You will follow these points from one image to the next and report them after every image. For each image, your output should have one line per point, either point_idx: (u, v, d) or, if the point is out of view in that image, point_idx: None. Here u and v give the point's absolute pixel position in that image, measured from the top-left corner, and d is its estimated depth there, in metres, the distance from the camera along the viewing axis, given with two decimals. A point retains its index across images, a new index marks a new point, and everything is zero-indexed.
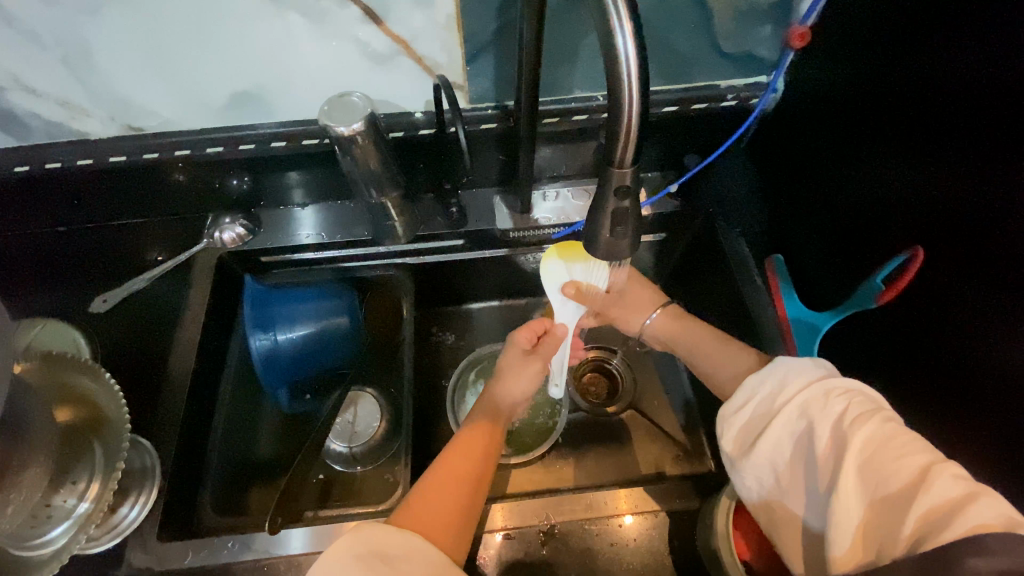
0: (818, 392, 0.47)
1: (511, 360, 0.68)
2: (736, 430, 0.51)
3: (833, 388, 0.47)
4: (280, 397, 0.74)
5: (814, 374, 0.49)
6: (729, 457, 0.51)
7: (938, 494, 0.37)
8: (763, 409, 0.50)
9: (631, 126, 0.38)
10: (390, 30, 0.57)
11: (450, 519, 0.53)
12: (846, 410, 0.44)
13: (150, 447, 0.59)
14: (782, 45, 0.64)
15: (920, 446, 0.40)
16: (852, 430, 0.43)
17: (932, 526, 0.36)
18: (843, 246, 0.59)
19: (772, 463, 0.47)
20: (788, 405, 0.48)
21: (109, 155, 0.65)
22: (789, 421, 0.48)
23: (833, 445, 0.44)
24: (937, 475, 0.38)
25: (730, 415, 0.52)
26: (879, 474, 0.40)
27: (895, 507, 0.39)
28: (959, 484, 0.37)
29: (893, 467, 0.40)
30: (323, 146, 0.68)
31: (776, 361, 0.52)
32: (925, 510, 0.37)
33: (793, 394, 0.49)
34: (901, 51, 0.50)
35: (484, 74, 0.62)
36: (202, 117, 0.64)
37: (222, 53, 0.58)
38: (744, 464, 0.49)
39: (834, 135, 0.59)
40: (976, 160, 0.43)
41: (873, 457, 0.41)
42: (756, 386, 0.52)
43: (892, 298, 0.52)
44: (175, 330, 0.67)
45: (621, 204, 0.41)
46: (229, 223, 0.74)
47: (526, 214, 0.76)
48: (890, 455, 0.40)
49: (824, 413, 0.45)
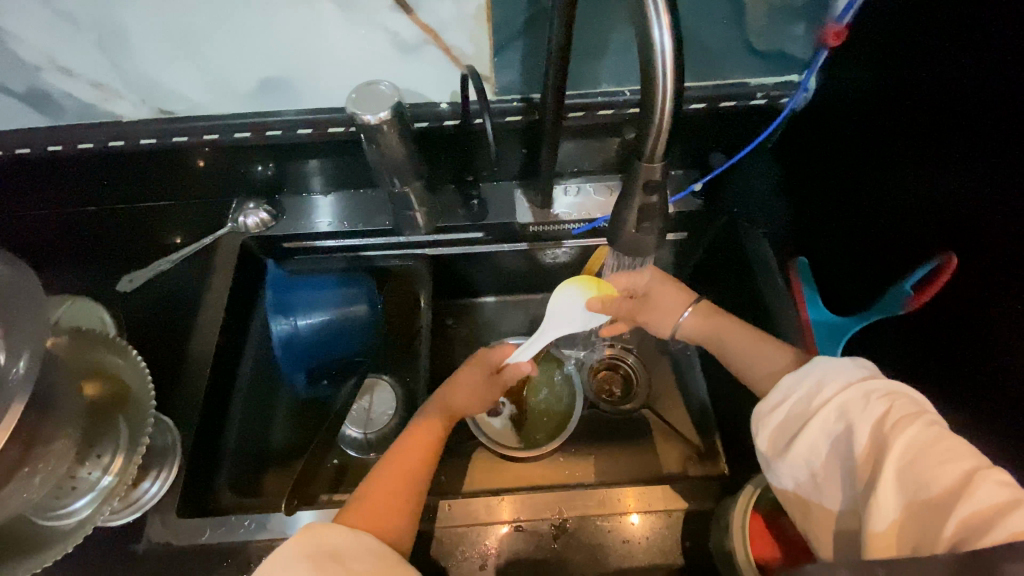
0: (858, 395, 0.47)
1: (473, 375, 0.66)
2: (772, 429, 0.51)
3: (874, 391, 0.46)
4: (298, 380, 0.76)
5: (856, 375, 0.48)
6: (764, 456, 0.51)
7: (979, 499, 0.36)
8: (800, 409, 0.50)
9: (665, 118, 0.37)
10: (419, 20, 0.57)
11: (398, 508, 0.55)
12: (888, 412, 0.44)
13: (173, 424, 0.60)
14: (816, 44, 0.62)
15: (964, 451, 0.39)
16: (893, 434, 0.42)
17: (972, 530, 0.35)
18: (873, 247, 0.58)
19: (808, 463, 0.47)
20: (827, 405, 0.48)
21: (139, 138, 0.67)
22: (826, 423, 0.47)
23: (872, 448, 0.43)
24: (980, 482, 0.37)
25: (765, 415, 0.52)
26: (919, 478, 0.39)
27: (934, 511, 0.38)
28: (1003, 491, 0.36)
29: (934, 473, 0.39)
30: (348, 135, 0.68)
31: (817, 362, 0.52)
32: (964, 515, 0.36)
33: (833, 395, 0.48)
34: (937, 53, 0.49)
35: (511, 65, 0.62)
36: (231, 102, 0.65)
37: (253, 40, 0.58)
38: (778, 462, 0.49)
39: (865, 135, 0.58)
40: (1013, 167, 0.42)
41: (914, 461, 0.40)
42: (794, 386, 0.52)
43: (921, 304, 0.51)
44: (198, 312, 0.68)
45: (649, 199, 0.41)
46: (253, 208, 0.74)
47: (546, 209, 0.76)
48: (931, 459, 0.39)
49: (865, 415, 0.45)
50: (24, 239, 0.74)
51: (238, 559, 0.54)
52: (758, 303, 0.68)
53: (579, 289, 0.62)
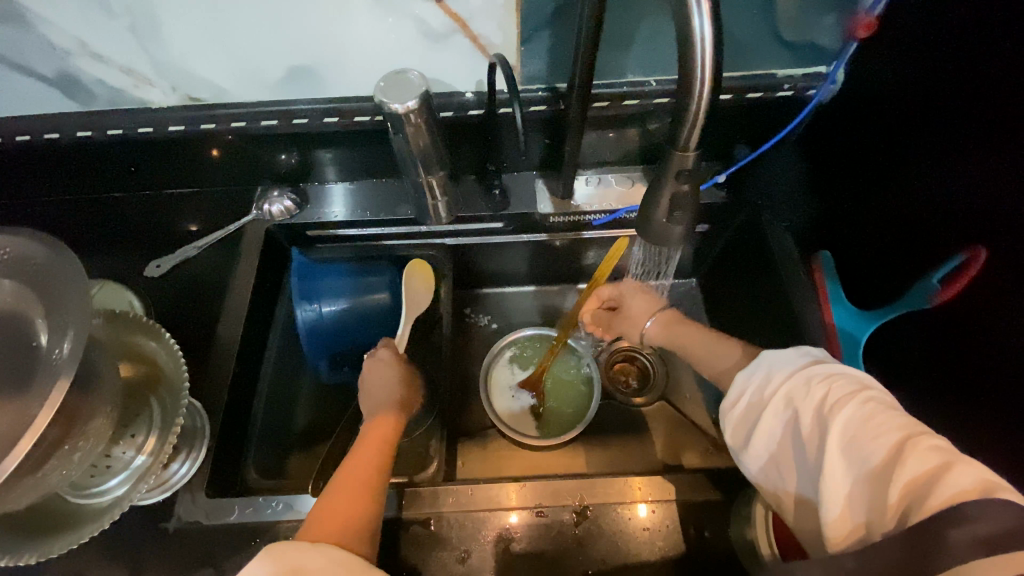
0: (801, 382, 0.52)
1: (374, 372, 0.68)
2: (735, 423, 0.56)
3: (814, 377, 0.52)
4: (321, 366, 0.76)
5: (798, 363, 0.54)
6: (734, 448, 0.57)
7: (913, 468, 0.41)
8: (754, 402, 0.55)
9: (701, 106, 0.37)
10: (447, 8, 0.57)
11: (354, 515, 0.51)
12: (827, 395, 0.49)
13: (202, 409, 0.62)
14: (846, 35, 0.61)
15: (897, 424, 0.45)
16: (831, 416, 0.47)
17: (916, 497, 0.40)
18: (899, 243, 0.57)
19: (767, 450, 0.52)
20: (776, 395, 0.53)
21: (167, 125, 0.67)
22: (777, 412, 0.52)
23: (817, 429, 0.48)
24: (912, 449, 0.42)
25: (727, 411, 0.58)
26: (861, 453, 0.45)
27: (879, 482, 0.43)
28: (932, 456, 0.41)
29: (871, 447, 0.44)
30: (374, 123, 0.69)
31: (763, 356, 0.57)
32: (904, 483, 0.41)
33: (779, 384, 0.54)
34: (967, 45, 0.48)
35: (537, 55, 0.62)
36: (259, 90, 0.66)
37: (283, 28, 0.59)
38: (746, 454, 0.55)
39: (890, 128, 0.58)
40: None
41: (854, 439, 0.45)
42: (746, 382, 0.57)
43: (949, 297, 0.50)
44: (224, 297, 0.70)
45: (681, 188, 0.41)
46: (277, 196, 0.76)
47: (568, 199, 0.76)
48: (868, 435, 0.45)
49: (807, 401, 0.50)
50: (53, 223, 0.76)
51: (266, 538, 0.56)
52: (779, 298, 0.68)
53: (418, 276, 0.73)
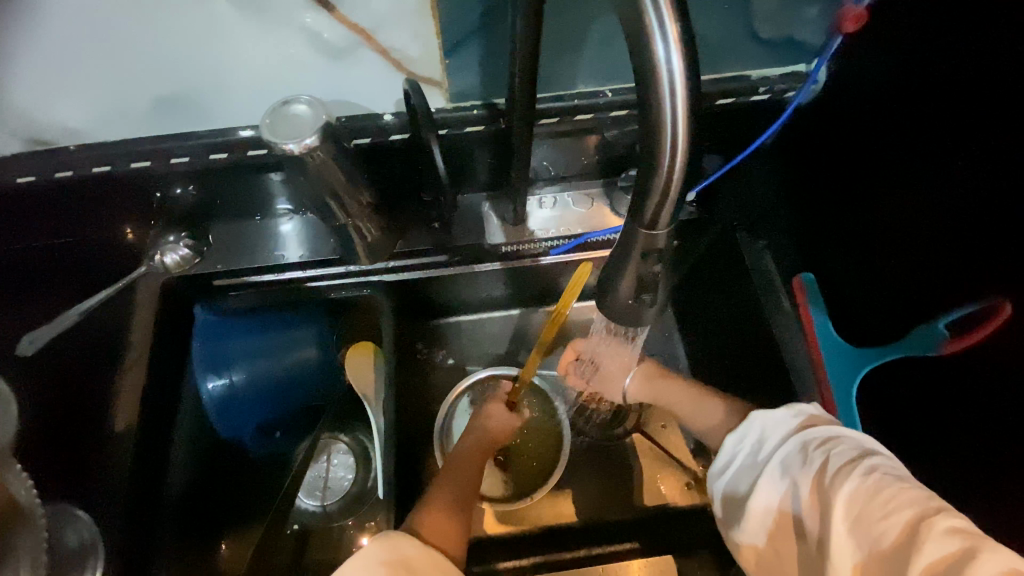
0: (796, 448, 0.49)
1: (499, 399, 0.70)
2: (724, 491, 0.52)
3: (809, 442, 0.49)
4: (247, 438, 0.66)
5: (792, 425, 0.51)
6: (722, 520, 0.52)
7: (932, 553, 0.38)
8: (747, 467, 0.51)
9: (671, 179, 0.29)
10: (344, 18, 0.45)
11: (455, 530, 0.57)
12: (826, 464, 0.46)
13: (90, 520, 0.51)
14: (830, 30, 0.53)
15: (907, 499, 0.41)
16: (835, 488, 0.44)
17: None
18: (896, 273, 0.50)
19: (761, 523, 0.48)
20: (770, 463, 0.50)
21: (17, 176, 0.55)
22: (772, 480, 0.49)
23: (819, 503, 0.45)
24: (929, 531, 0.39)
25: (717, 478, 0.53)
26: (871, 532, 0.41)
27: (893, 566, 0.39)
28: (953, 538, 0.37)
29: (882, 526, 0.41)
30: (272, 158, 0.57)
31: (753, 417, 0.54)
32: (925, 570, 0.37)
33: (774, 449, 0.50)
34: (976, 51, 0.40)
35: (468, 67, 0.51)
36: (126, 126, 0.53)
37: (137, 53, 0.46)
38: (737, 526, 0.50)
39: (885, 141, 0.49)
40: None
41: (862, 515, 0.42)
42: (737, 446, 0.53)
43: (960, 348, 0.43)
44: (112, 376, 0.57)
45: (650, 269, 0.32)
46: (172, 242, 0.62)
47: (520, 226, 0.66)
48: (878, 511, 0.41)
49: (805, 470, 0.47)
50: None
51: None
52: (762, 327, 0.61)
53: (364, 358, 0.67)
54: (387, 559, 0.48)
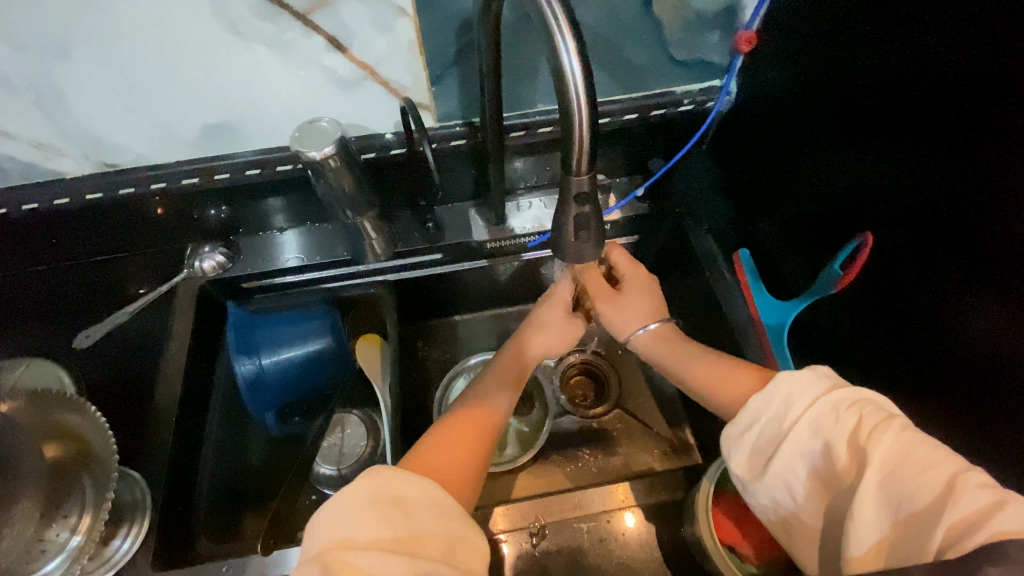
0: (826, 409, 0.45)
1: (549, 314, 0.68)
2: (745, 451, 0.48)
3: (840, 402, 0.45)
4: (269, 421, 0.75)
5: (817, 387, 0.47)
6: (738, 478, 0.48)
7: (965, 507, 0.36)
8: (772, 430, 0.47)
9: (583, 137, 0.41)
10: (354, 57, 0.60)
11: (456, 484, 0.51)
12: (860, 424, 0.43)
13: (140, 479, 0.59)
14: (731, 50, 0.67)
15: (940, 456, 0.40)
16: (871, 447, 0.41)
17: (959, 538, 0.36)
18: (812, 230, 0.62)
19: (786, 482, 0.45)
20: (798, 425, 0.45)
21: (85, 194, 0.67)
22: (801, 441, 0.45)
23: (853, 463, 0.42)
24: (962, 486, 0.37)
25: (735, 438, 0.49)
26: (904, 491, 0.39)
27: (922, 523, 0.38)
28: (984, 493, 0.37)
29: (916, 482, 0.39)
30: (298, 172, 0.70)
31: (775, 379, 0.49)
32: (953, 523, 0.36)
33: (801, 411, 0.46)
34: (845, 52, 0.53)
35: (450, 93, 0.65)
36: (178, 149, 0.67)
37: (194, 89, 0.60)
38: (755, 486, 0.47)
39: (794, 131, 0.62)
40: (928, 148, 0.46)
41: (897, 472, 0.40)
42: (762, 406, 0.48)
43: (849, 282, 0.56)
44: (159, 361, 0.67)
45: (583, 209, 0.44)
46: (208, 251, 0.74)
47: (502, 225, 0.78)
48: (915, 468, 0.39)
49: (838, 431, 0.43)
50: None
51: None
52: (708, 296, 0.72)
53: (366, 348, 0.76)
54: (377, 499, 0.43)
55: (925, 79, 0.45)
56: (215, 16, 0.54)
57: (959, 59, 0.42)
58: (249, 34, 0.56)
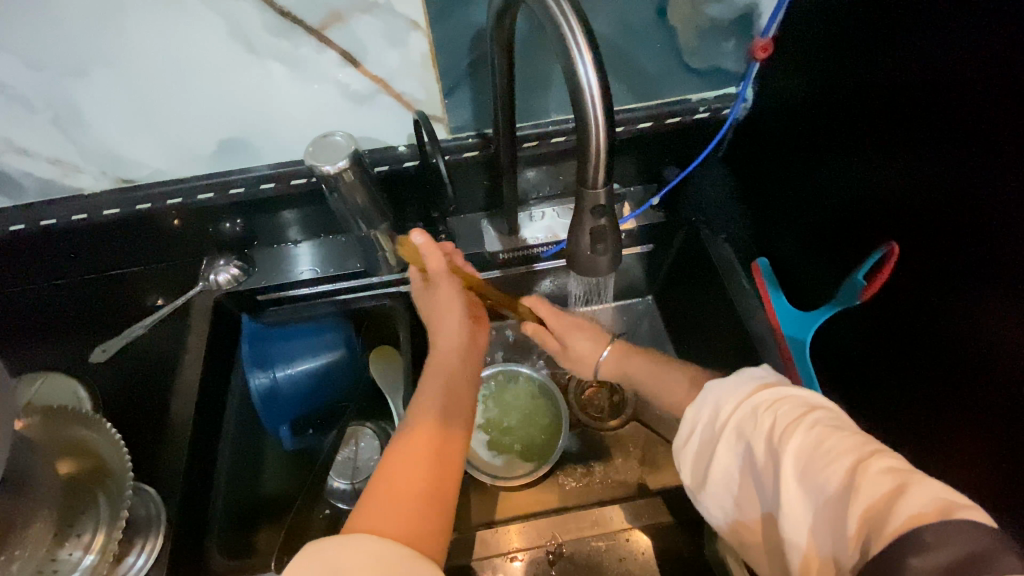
0: (748, 412, 0.45)
1: (431, 304, 0.68)
2: (689, 462, 0.49)
3: (760, 403, 0.45)
4: (283, 434, 0.75)
5: (742, 391, 0.47)
6: (690, 488, 0.49)
7: (868, 497, 0.36)
8: (707, 439, 0.47)
9: (600, 149, 0.40)
10: (367, 71, 0.60)
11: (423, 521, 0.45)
12: (776, 422, 0.43)
13: (155, 495, 0.59)
14: (747, 57, 0.66)
15: (846, 444, 0.39)
16: (782, 445, 0.41)
17: (869, 531, 0.35)
18: (835, 238, 0.60)
19: (727, 491, 0.45)
20: (725, 430, 0.46)
21: (102, 209, 0.67)
22: (730, 446, 0.45)
23: (770, 463, 0.42)
24: (865, 473, 0.37)
25: (681, 450, 0.49)
26: (816, 484, 0.38)
27: (835, 518, 0.37)
28: (886, 478, 0.36)
29: (825, 475, 0.38)
30: (311, 185, 0.70)
31: (705, 388, 0.50)
32: (862, 514, 0.35)
33: (728, 415, 0.46)
34: (864, 57, 0.52)
35: (462, 105, 0.65)
36: (193, 164, 0.67)
37: (209, 105, 0.61)
38: (704, 495, 0.47)
39: (812, 139, 0.61)
40: (953, 158, 0.44)
41: (807, 468, 0.39)
42: (695, 415, 0.49)
43: (872, 294, 0.54)
44: (174, 375, 0.67)
45: (599, 222, 0.43)
46: (223, 264, 0.74)
47: (515, 236, 0.77)
48: (823, 460, 0.39)
49: (757, 432, 0.44)
50: None
51: None
52: (726, 305, 0.70)
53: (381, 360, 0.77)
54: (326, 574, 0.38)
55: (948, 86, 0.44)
56: (230, 34, 0.54)
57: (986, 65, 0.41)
58: (263, 51, 0.56)
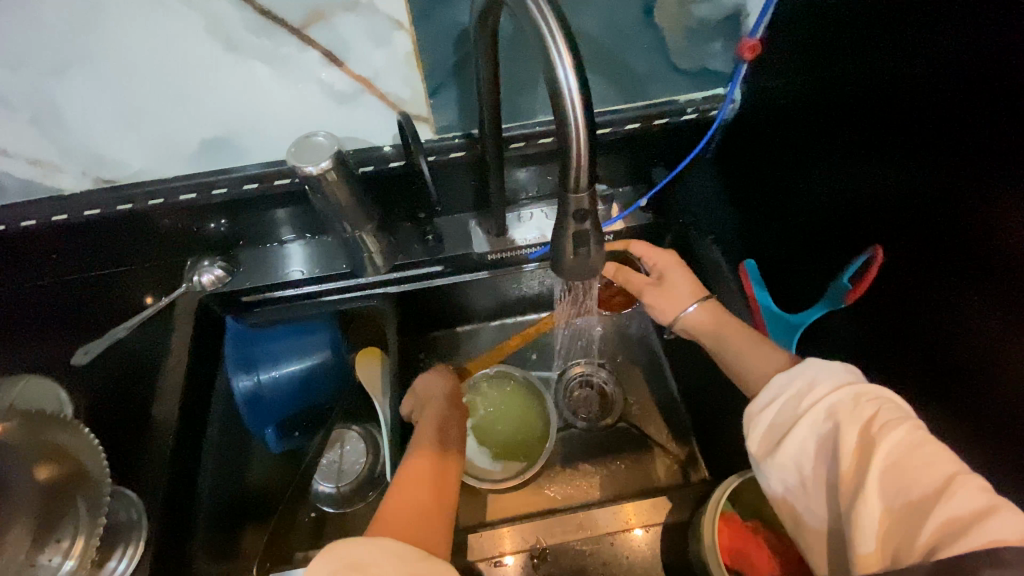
0: (846, 396, 0.45)
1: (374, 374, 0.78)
2: (761, 430, 0.49)
3: (863, 393, 0.44)
4: (269, 437, 0.73)
5: (843, 376, 0.47)
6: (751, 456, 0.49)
7: (958, 506, 0.36)
8: (788, 412, 0.47)
9: (581, 153, 0.39)
10: (351, 71, 0.59)
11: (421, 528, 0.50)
12: (877, 414, 0.42)
13: (136, 498, 0.58)
14: (736, 58, 0.66)
15: (944, 455, 0.39)
16: (880, 436, 0.41)
17: (947, 539, 0.35)
18: (824, 239, 0.59)
19: (797, 466, 0.45)
20: (814, 407, 0.46)
21: (83, 209, 0.66)
22: (814, 423, 0.45)
23: (859, 452, 0.42)
24: (961, 485, 0.37)
25: (756, 415, 0.49)
26: (904, 481, 0.39)
27: (914, 518, 0.37)
28: (982, 496, 0.36)
29: (917, 476, 0.38)
30: (296, 185, 0.69)
31: (806, 363, 0.50)
32: (944, 520, 0.36)
33: (821, 395, 0.46)
34: (851, 61, 0.52)
35: (449, 105, 0.64)
36: (176, 164, 0.66)
37: (190, 105, 0.60)
38: (765, 464, 0.47)
39: (800, 143, 0.61)
40: (936, 162, 0.44)
41: (899, 463, 0.39)
42: (784, 385, 0.49)
43: (859, 296, 0.55)
44: (158, 377, 0.66)
45: (582, 226, 0.43)
46: (207, 266, 0.74)
47: (503, 237, 0.76)
48: (918, 462, 0.39)
49: (853, 416, 0.43)
50: None
51: None
52: None
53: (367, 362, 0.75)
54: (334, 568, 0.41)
55: (932, 90, 0.44)
56: (211, 33, 0.54)
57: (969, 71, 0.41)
58: (245, 50, 0.55)
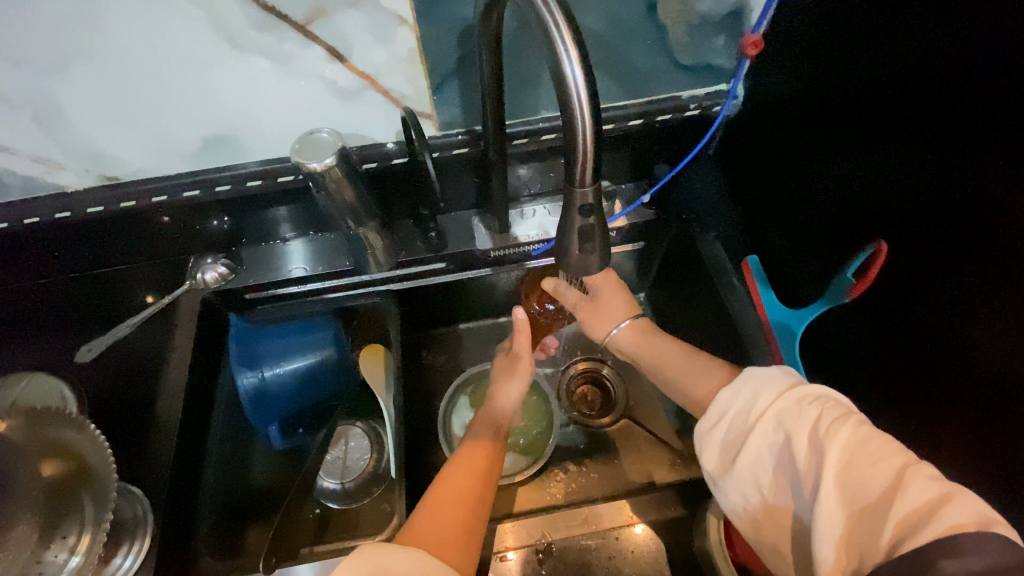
0: (791, 403, 0.45)
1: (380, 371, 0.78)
2: (715, 448, 0.49)
3: (804, 397, 0.45)
4: (272, 435, 0.74)
5: (782, 382, 0.48)
6: (709, 475, 0.49)
7: (912, 500, 0.36)
8: (738, 425, 0.48)
9: (586, 147, 0.39)
10: (354, 67, 0.59)
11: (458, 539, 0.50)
12: (821, 416, 0.43)
13: (141, 495, 0.58)
14: (738, 53, 0.66)
15: (891, 448, 0.40)
16: (828, 439, 0.41)
17: (906, 536, 0.35)
18: (826, 234, 0.60)
19: (756, 478, 0.45)
20: (762, 419, 0.46)
21: (86, 207, 0.66)
22: (765, 434, 0.45)
23: (811, 458, 0.42)
24: (911, 477, 0.38)
25: (708, 432, 0.50)
26: (858, 479, 0.39)
27: (873, 518, 0.37)
28: (932, 486, 0.37)
29: (868, 474, 0.39)
30: (299, 182, 0.69)
31: (744, 374, 0.51)
32: (901, 516, 0.36)
33: (765, 405, 0.47)
34: (854, 55, 0.52)
35: (451, 101, 0.64)
36: (178, 161, 0.66)
37: (192, 101, 0.60)
38: (725, 482, 0.47)
39: (803, 137, 0.61)
40: (939, 156, 0.44)
41: (851, 464, 0.40)
42: (728, 402, 0.49)
43: (862, 292, 0.54)
44: (161, 374, 0.66)
45: (587, 221, 0.43)
46: (210, 263, 0.74)
47: (506, 233, 0.76)
48: (867, 461, 0.39)
49: (799, 422, 0.44)
50: None
51: None
52: (717, 301, 0.70)
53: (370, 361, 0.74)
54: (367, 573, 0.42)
55: (937, 84, 0.44)
56: (213, 29, 0.54)
57: (973, 65, 0.41)
58: (247, 46, 0.55)
